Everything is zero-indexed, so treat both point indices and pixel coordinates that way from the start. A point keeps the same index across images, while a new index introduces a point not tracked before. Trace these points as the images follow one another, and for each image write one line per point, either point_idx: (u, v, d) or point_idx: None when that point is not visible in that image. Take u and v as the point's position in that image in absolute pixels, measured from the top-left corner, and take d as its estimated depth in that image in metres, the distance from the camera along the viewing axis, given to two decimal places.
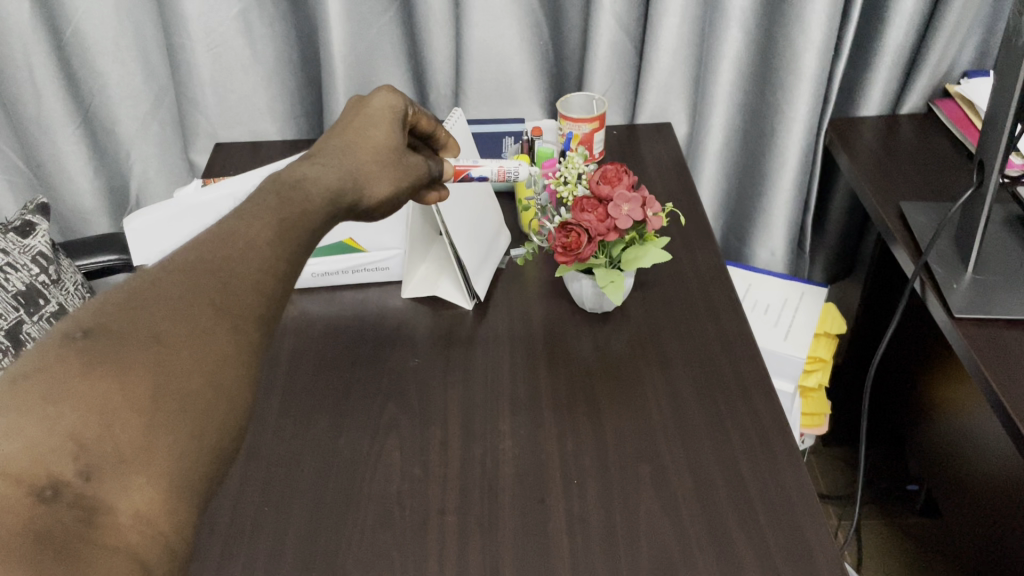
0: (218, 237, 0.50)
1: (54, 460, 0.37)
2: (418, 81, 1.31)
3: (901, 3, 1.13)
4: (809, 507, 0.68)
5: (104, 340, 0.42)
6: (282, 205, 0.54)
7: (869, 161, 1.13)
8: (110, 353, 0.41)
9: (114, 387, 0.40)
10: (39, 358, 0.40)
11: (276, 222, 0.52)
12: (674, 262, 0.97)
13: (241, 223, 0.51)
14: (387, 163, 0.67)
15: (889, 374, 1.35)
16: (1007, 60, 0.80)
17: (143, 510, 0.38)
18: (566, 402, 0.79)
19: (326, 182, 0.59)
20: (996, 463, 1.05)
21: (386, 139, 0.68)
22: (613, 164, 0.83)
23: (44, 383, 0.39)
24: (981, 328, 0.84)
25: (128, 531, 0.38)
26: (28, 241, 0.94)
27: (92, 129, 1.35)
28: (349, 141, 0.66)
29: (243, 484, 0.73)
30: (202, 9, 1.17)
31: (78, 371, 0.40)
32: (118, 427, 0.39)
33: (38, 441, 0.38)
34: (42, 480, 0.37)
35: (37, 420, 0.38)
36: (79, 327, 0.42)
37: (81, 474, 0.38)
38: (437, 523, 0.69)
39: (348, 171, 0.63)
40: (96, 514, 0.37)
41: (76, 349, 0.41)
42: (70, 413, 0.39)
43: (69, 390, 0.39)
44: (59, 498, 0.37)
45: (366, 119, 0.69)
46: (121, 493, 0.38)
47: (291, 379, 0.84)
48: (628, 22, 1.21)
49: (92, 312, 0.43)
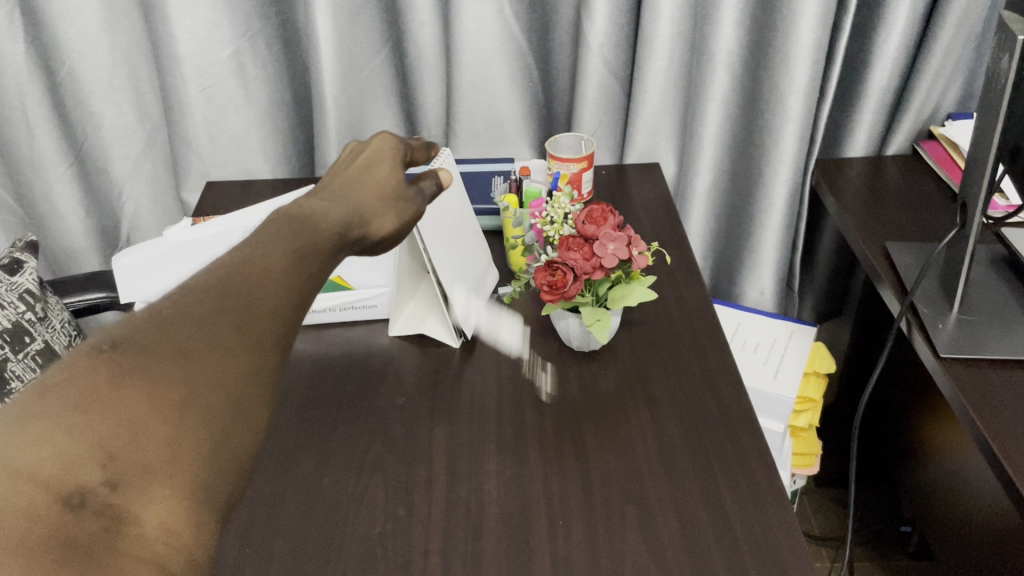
0: (242, 258, 0.48)
1: (81, 469, 0.37)
2: (410, 122, 1.33)
3: (884, 47, 1.16)
4: (795, 551, 0.68)
5: (131, 352, 0.41)
6: (293, 236, 0.51)
7: (856, 203, 1.14)
8: (137, 364, 0.41)
9: (143, 398, 0.40)
10: (69, 368, 0.40)
11: (288, 252, 0.50)
12: (661, 301, 0.98)
13: (256, 246, 0.49)
14: (390, 199, 0.64)
15: (876, 412, 1.36)
16: (988, 107, 0.81)
17: (168, 523, 0.39)
18: (553, 442, 0.79)
19: (334, 217, 0.56)
20: (988, 505, 1.05)
21: (392, 177, 0.65)
22: (598, 204, 0.83)
23: (73, 392, 0.39)
24: (965, 368, 0.85)
25: (153, 543, 0.38)
26: (16, 279, 0.93)
27: (84, 167, 1.35)
28: (355, 177, 0.63)
29: (225, 524, 0.72)
30: (196, 50, 1.19)
31: (108, 381, 0.40)
32: (145, 439, 0.39)
33: (66, 449, 0.38)
34: (70, 487, 0.37)
35: (66, 431, 0.38)
36: (109, 339, 0.41)
37: (108, 483, 0.38)
38: (419, 565, 0.68)
39: (353, 207, 0.59)
40: (122, 524, 0.38)
41: (105, 360, 0.40)
42: (99, 423, 0.39)
43: (98, 401, 0.39)
44: (86, 506, 0.37)
45: (372, 157, 0.66)
46: (146, 504, 0.38)
47: (278, 417, 0.84)
48: (617, 64, 1.23)
49: (122, 325, 0.43)
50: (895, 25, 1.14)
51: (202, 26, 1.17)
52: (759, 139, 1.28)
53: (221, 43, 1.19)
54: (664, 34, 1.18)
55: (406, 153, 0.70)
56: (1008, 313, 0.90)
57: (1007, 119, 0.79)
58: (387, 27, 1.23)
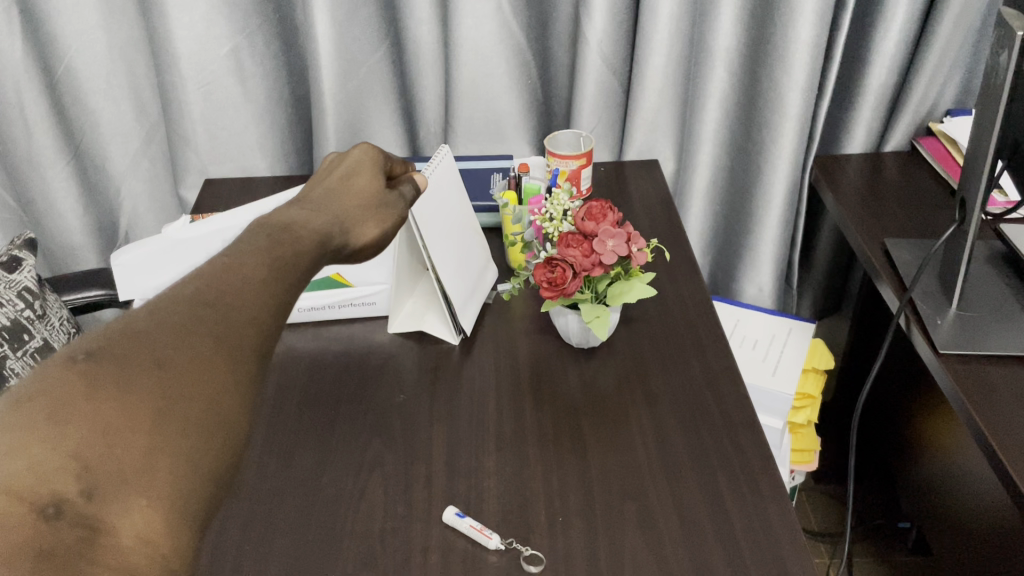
0: (215, 271, 0.48)
1: (56, 479, 0.37)
2: (409, 119, 1.32)
3: (882, 44, 1.16)
4: (794, 546, 0.68)
5: (105, 363, 0.41)
6: (273, 245, 0.52)
7: (856, 199, 1.14)
8: (112, 375, 0.41)
9: (118, 409, 0.40)
10: (44, 379, 0.40)
11: (268, 262, 0.50)
12: (660, 297, 0.98)
13: (233, 259, 0.49)
14: (371, 207, 0.64)
15: (874, 408, 1.37)
16: (987, 103, 0.82)
17: (144, 532, 0.38)
18: (552, 438, 0.79)
19: (315, 225, 0.56)
20: (986, 501, 1.05)
21: (371, 188, 0.66)
22: (598, 200, 0.83)
23: (47, 403, 0.39)
24: (963, 364, 0.85)
25: (128, 553, 0.38)
26: (15, 277, 0.93)
27: (82, 165, 1.35)
28: (336, 188, 0.64)
29: (224, 522, 0.72)
30: (195, 48, 1.19)
31: (83, 393, 0.40)
32: (120, 449, 0.39)
33: (40, 460, 0.37)
34: (45, 498, 0.37)
35: (41, 442, 0.38)
36: (83, 350, 0.42)
37: (84, 493, 0.38)
38: (418, 561, 0.68)
39: (334, 216, 0.60)
40: (98, 534, 0.38)
41: (80, 371, 0.40)
42: (74, 434, 0.39)
43: (74, 412, 0.39)
44: (61, 516, 0.37)
45: (351, 168, 0.66)
46: (122, 514, 0.38)
47: (277, 414, 0.84)
48: (616, 61, 1.23)
49: (97, 337, 0.43)
50: (893, 22, 1.14)
51: (200, 23, 1.17)
52: (757, 137, 1.28)
53: (219, 39, 1.19)
54: (662, 30, 1.18)
55: (386, 165, 0.71)
56: (1007, 309, 0.90)
57: (1006, 115, 0.79)
58: (385, 24, 1.22)
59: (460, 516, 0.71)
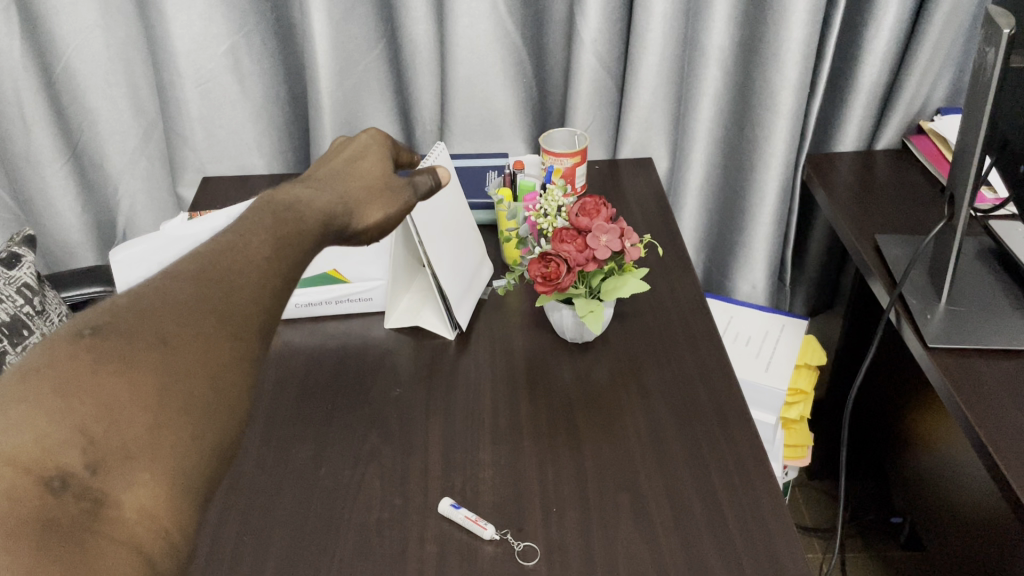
0: (218, 250, 0.48)
1: (63, 453, 0.38)
2: (404, 117, 1.33)
3: (873, 42, 1.17)
4: (785, 537, 0.70)
5: (111, 337, 0.42)
6: (278, 223, 0.52)
7: (847, 197, 1.15)
8: (118, 350, 0.42)
9: (124, 384, 0.41)
10: (50, 353, 0.41)
11: (272, 240, 0.50)
12: (653, 293, 0.99)
13: (237, 237, 0.49)
14: (376, 190, 0.64)
15: (867, 405, 1.38)
16: (973, 101, 0.83)
17: (148, 505, 0.39)
18: (547, 430, 0.80)
19: (320, 204, 0.57)
20: (976, 495, 1.07)
21: (377, 170, 0.66)
22: (593, 197, 0.84)
23: (55, 377, 0.40)
24: (952, 358, 0.86)
25: (132, 525, 0.39)
26: (14, 273, 0.93)
27: (80, 162, 1.35)
28: (339, 169, 0.64)
29: (222, 516, 0.73)
30: (191, 46, 1.19)
31: (89, 367, 0.41)
32: (126, 424, 0.40)
33: (47, 433, 0.39)
34: (51, 471, 0.38)
35: (47, 415, 0.39)
36: (89, 325, 0.43)
37: (89, 467, 0.39)
38: (416, 553, 0.69)
39: (339, 195, 0.60)
40: (102, 507, 0.38)
41: (85, 346, 0.41)
42: (80, 410, 0.40)
43: (79, 388, 0.40)
44: (66, 489, 0.38)
45: (355, 152, 0.67)
46: (126, 488, 0.39)
47: (275, 408, 0.84)
48: (610, 61, 1.24)
49: (104, 312, 0.44)
50: (884, 21, 1.15)
51: (197, 22, 1.18)
52: (750, 134, 1.29)
53: (216, 38, 1.20)
54: (655, 30, 1.19)
55: (393, 153, 0.71)
56: (996, 304, 0.91)
57: (992, 115, 0.81)
58: (382, 24, 1.23)
59: (455, 506, 0.72)
